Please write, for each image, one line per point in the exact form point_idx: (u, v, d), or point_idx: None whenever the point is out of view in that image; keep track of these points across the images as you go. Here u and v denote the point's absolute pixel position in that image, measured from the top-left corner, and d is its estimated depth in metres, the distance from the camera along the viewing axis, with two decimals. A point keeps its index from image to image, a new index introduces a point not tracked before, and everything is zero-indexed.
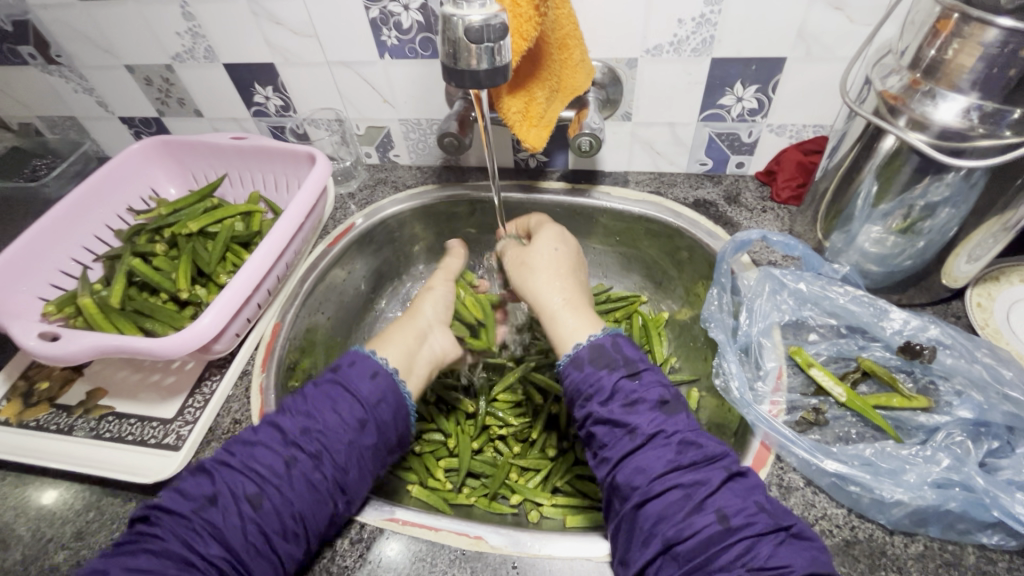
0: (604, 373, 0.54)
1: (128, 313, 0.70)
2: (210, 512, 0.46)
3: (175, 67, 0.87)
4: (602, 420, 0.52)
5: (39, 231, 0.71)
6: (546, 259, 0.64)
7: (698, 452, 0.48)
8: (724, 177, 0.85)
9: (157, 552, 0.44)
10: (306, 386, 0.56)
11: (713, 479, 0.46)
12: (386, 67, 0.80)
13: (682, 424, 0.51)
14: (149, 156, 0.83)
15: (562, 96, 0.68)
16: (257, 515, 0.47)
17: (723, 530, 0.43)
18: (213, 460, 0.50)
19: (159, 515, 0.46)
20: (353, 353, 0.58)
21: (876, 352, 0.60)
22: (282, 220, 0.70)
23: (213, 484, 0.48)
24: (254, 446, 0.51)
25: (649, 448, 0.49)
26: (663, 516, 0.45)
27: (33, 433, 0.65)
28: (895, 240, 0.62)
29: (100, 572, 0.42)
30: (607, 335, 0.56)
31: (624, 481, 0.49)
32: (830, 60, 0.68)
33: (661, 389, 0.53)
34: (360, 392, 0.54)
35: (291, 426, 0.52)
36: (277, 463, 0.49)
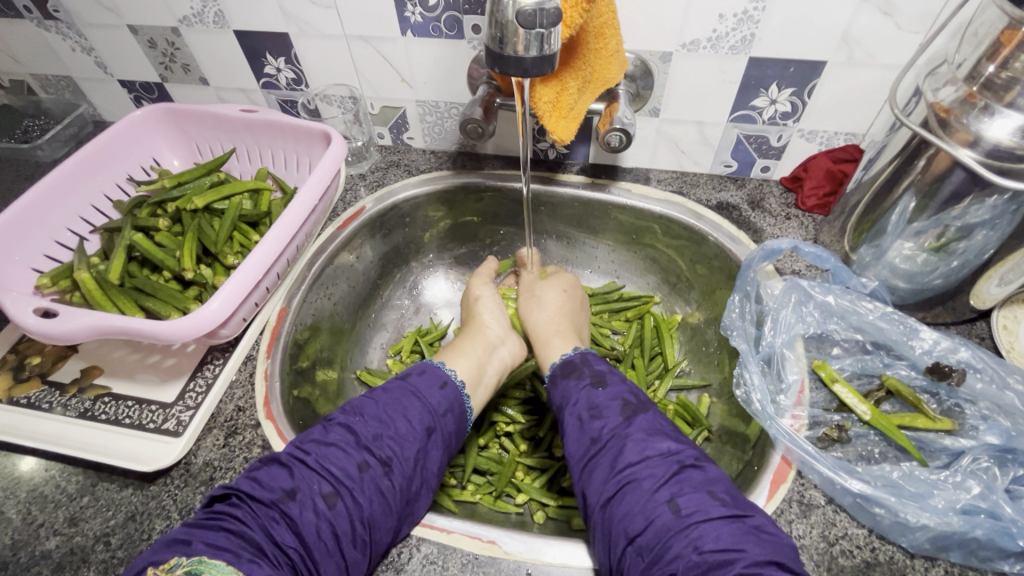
0: (571, 384, 0.56)
1: (128, 290, 0.67)
2: (289, 505, 0.46)
3: (182, 31, 0.82)
4: (570, 429, 0.53)
5: (35, 197, 0.67)
6: (553, 301, 0.72)
7: (653, 446, 0.47)
8: (747, 180, 0.83)
9: (236, 536, 0.43)
10: (375, 392, 0.56)
11: (662, 471, 0.45)
12: (407, 44, 0.76)
13: (638, 425, 0.50)
14: (152, 125, 0.79)
15: (592, 88, 0.65)
16: (330, 513, 0.46)
17: (675, 518, 0.42)
18: (289, 454, 0.49)
19: (238, 499, 0.46)
20: (425, 364, 0.60)
21: (901, 370, 0.59)
22: (294, 202, 0.67)
23: (292, 478, 0.47)
24: (328, 446, 0.50)
25: (607, 449, 0.49)
26: (626, 512, 0.44)
27: (24, 411, 0.62)
28: (927, 257, 0.60)
29: (182, 542, 0.42)
30: (578, 352, 0.60)
31: (591, 486, 0.48)
32: (872, 66, 0.66)
33: (626, 395, 0.53)
34: (430, 401, 0.56)
35: (364, 430, 0.52)
36: (351, 466, 0.49)
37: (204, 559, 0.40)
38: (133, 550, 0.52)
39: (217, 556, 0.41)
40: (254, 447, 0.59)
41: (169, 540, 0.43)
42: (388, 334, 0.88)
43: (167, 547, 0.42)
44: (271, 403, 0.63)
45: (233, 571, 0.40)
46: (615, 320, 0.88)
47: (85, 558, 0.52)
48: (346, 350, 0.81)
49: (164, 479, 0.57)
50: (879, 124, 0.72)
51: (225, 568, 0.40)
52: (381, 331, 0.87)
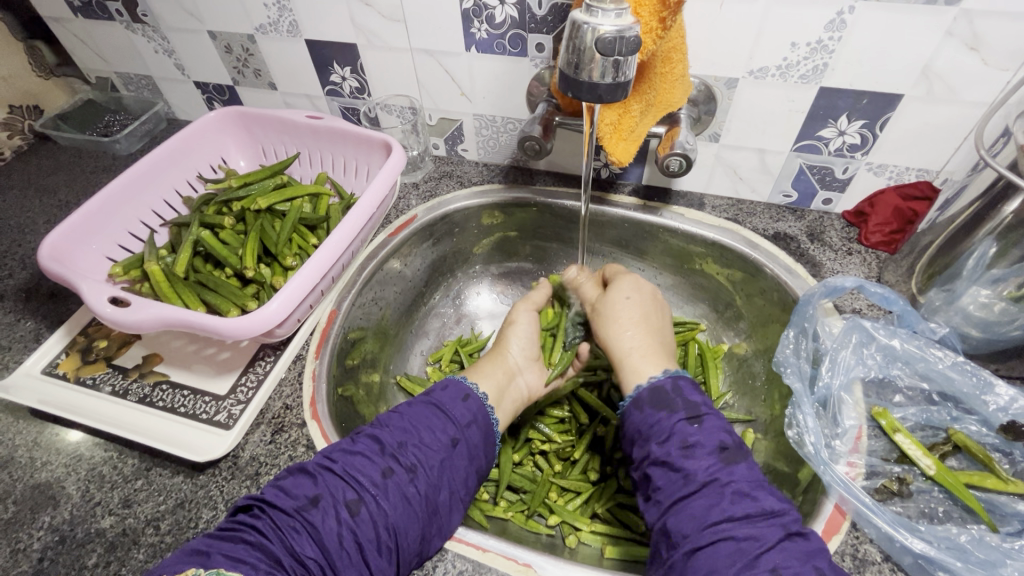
0: (665, 415, 0.52)
1: (192, 284, 0.70)
2: (311, 513, 0.46)
3: (257, 39, 0.86)
4: (658, 462, 0.50)
5: (116, 191, 0.71)
6: (618, 308, 0.63)
7: (752, 505, 0.45)
8: (807, 212, 0.80)
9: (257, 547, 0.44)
10: (404, 404, 0.57)
11: (768, 535, 0.43)
12: (470, 60, 0.78)
13: (741, 474, 0.47)
14: (222, 127, 0.83)
15: (655, 111, 0.64)
16: (353, 521, 0.46)
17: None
18: (315, 463, 0.50)
19: (260, 510, 0.47)
20: (447, 379, 0.61)
21: (970, 426, 0.56)
22: (354, 210, 0.68)
23: (316, 485, 0.48)
24: (353, 454, 0.51)
25: (702, 494, 0.46)
26: (714, 569, 0.42)
27: (88, 391, 0.66)
28: (1005, 307, 0.57)
29: (202, 554, 0.43)
30: (669, 377, 0.54)
31: (675, 528, 0.46)
32: (954, 102, 0.63)
33: (724, 435, 0.50)
34: (453, 413, 0.56)
35: (389, 439, 0.52)
36: (375, 472, 0.49)
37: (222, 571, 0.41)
38: (181, 537, 0.54)
39: (236, 567, 0.42)
40: (300, 446, 0.60)
41: (190, 549, 0.44)
42: (429, 342, 0.88)
43: (190, 556, 0.43)
44: (318, 403, 0.64)
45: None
46: None
47: (135, 540, 0.54)
48: (389, 354, 0.82)
49: (213, 469, 0.59)
50: (957, 161, 0.68)
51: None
52: (424, 338, 0.88)
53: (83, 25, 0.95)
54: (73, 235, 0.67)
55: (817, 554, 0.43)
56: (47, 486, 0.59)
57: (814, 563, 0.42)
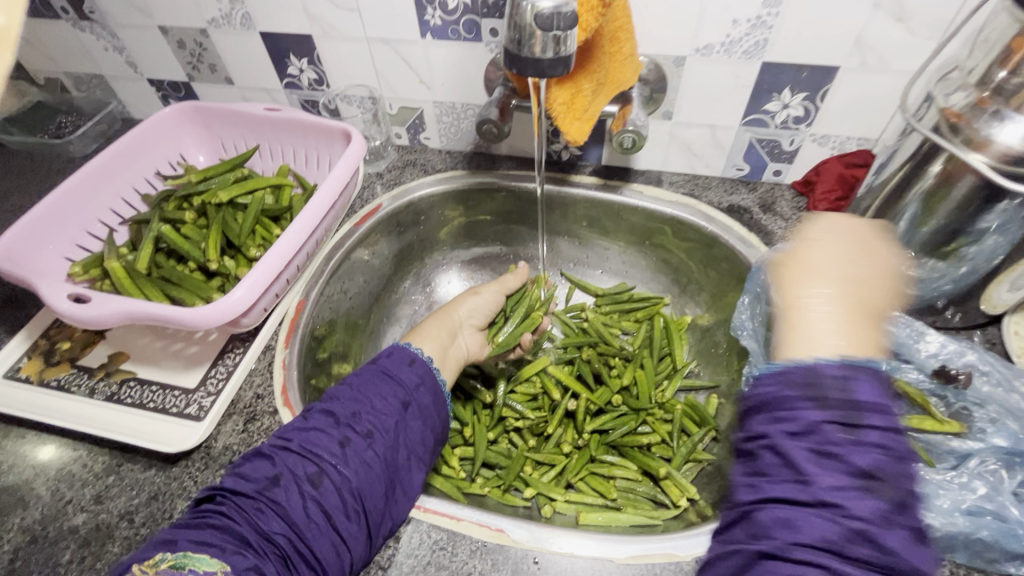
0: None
1: (155, 279, 0.70)
2: (272, 492, 0.47)
3: (209, 32, 0.85)
4: None
5: (70, 190, 0.70)
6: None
7: None
8: (759, 184, 0.84)
9: (222, 532, 0.45)
10: (355, 372, 0.57)
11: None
12: (426, 47, 0.78)
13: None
14: (179, 123, 0.82)
15: (607, 91, 0.65)
16: (317, 493, 0.47)
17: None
18: (271, 444, 0.51)
19: (222, 497, 0.47)
20: (393, 343, 0.61)
21: (910, 374, 0.59)
22: (316, 197, 0.69)
23: (274, 466, 0.49)
24: (308, 430, 0.51)
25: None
26: None
27: (54, 392, 0.65)
28: (936, 262, 0.62)
29: (169, 543, 0.44)
30: None
31: None
32: (884, 72, 0.67)
33: None
34: (401, 377, 0.57)
35: (341, 410, 0.53)
36: (332, 444, 0.50)
37: (188, 555, 0.42)
38: (156, 528, 0.55)
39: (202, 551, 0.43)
40: (272, 433, 0.61)
41: (158, 540, 0.45)
42: (401, 329, 0.90)
43: (154, 547, 0.44)
44: (289, 391, 0.65)
45: (216, 564, 0.42)
46: (625, 320, 0.89)
47: (110, 534, 0.54)
48: (360, 344, 0.83)
49: (185, 461, 0.59)
50: (892, 129, 0.72)
51: (208, 562, 0.42)
52: (395, 326, 0.89)
53: (28, 25, 0.92)
54: (27, 235, 0.66)
55: None
56: (16, 487, 0.58)
57: None
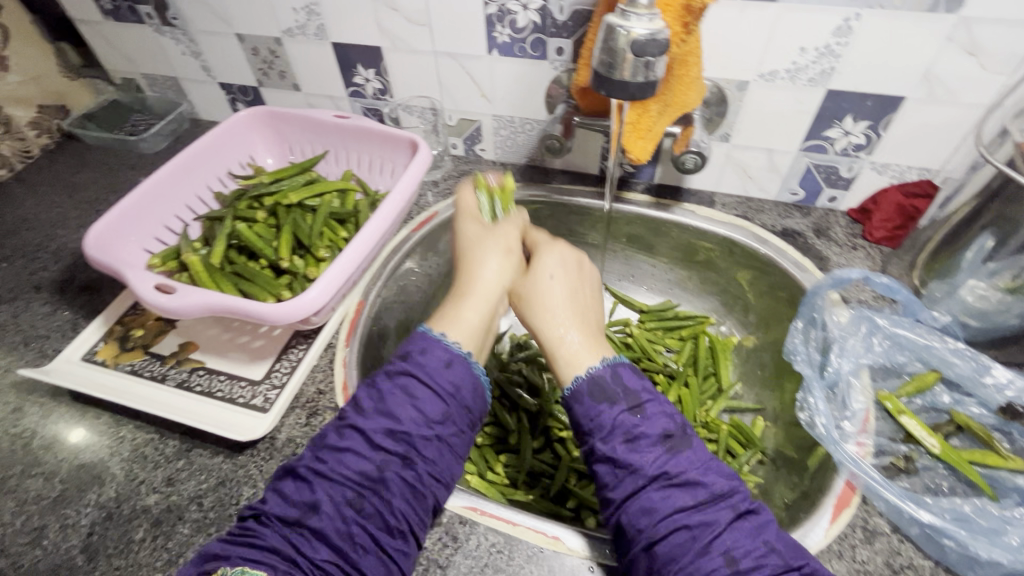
0: (606, 407, 0.50)
1: (229, 274, 0.73)
2: (313, 519, 0.47)
3: (284, 41, 0.90)
4: (603, 458, 0.49)
5: (152, 186, 0.74)
6: (540, 288, 0.60)
7: (704, 491, 0.46)
8: (813, 209, 0.84)
9: (270, 562, 0.44)
10: (388, 380, 0.53)
11: (719, 520, 0.45)
12: (492, 62, 0.81)
13: (689, 458, 0.48)
14: (252, 126, 0.86)
15: (671, 112, 0.67)
16: (361, 519, 0.47)
17: (733, 574, 0.42)
18: (306, 469, 0.50)
19: (267, 518, 0.48)
20: (426, 339, 0.56)
21: (971, 408, 0.59)
22: (386, 203, 0.72)
23: (313, 492, 0.48)
24: (343, 451, 0.50)
25: (648, 488, 0.46)
26: (672, 557, 0.44)
27: (128, 376, 0.68)
28: (1001, 297, 0.61)
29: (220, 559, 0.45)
30: (608, 366, 0.53)
31: (629, 522, 0.46)
32: (952, 104, 0.67)
33: (667, 423, 0.50)
34: (438, 383, 0.53)
35: (374, 428, 0.51)
36: (371, 468, 0.49)
37: (245, 570, 0.43)
38: (224, 512, 0.57)
39: (257, 565, 0.44)
40: None
41: (207, 554, 0.46)
42: None
43: (205, 562, 0.45)
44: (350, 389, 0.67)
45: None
46: (669, 337, 0.89)
47: (181, 516, 0.57)
48: None
49: (251, 450, 0.62)
50: (955, 160, 0.72)
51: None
52: None
53: (113, 28, 0.98)
54: (115, 227, 0.70)
55: None
56: (92, 466, 0.62)
57: None
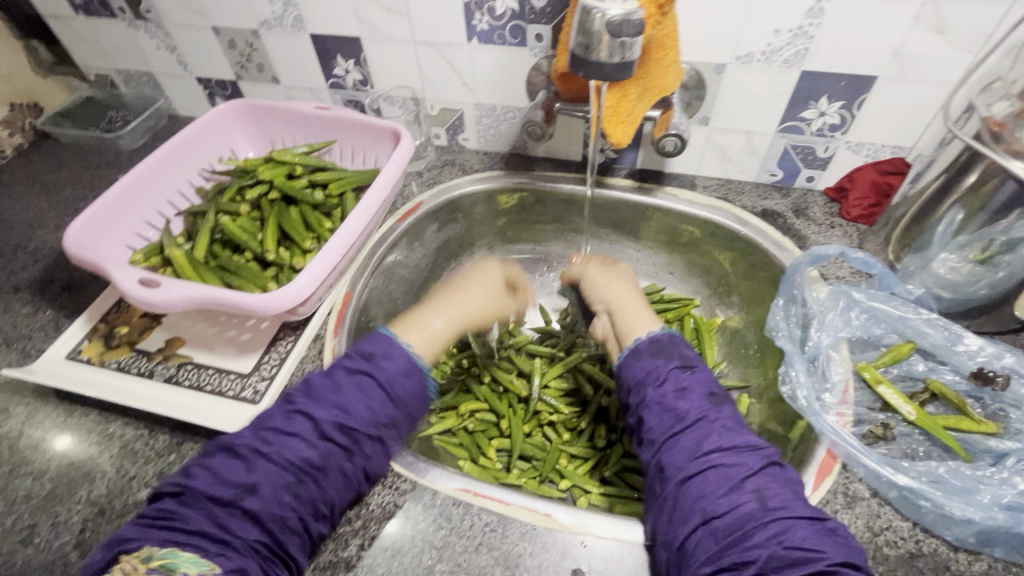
0: (662, 361, 0.56)
1: (214, 267, 0.73)
2: (248, 500, 0.48)
3: (261, 33, 0.89)
4: (652, 405, 0.53)
5: (132, 181, 0.74)
6: (625, 275, 0.73)
7: (739, 438, 0.50)
8: (792, 189, 0.85)
9: (205, 530, 0.47)
10: (334, 372, 0.56)
11: (752, 463, 0.48)
12: (472, 50, 0.81)
13: (726, 413, 0.52)
14: (231, 119, 0.85)
15: (650, 95, 0.68)
16: (295, 500, 0.49)
17: (760, 510, 0.45)
18: (246, 448, 0.51)
19: (190, 500, 0.48)
20: (391, 344, 0.58)
21: (945, 375, 0.61)
22: (369, 194, 0.72)
23: (250, 473, 0.49)
24: (289, 436, 0.51)
25: (692, 430, 0.51)
26: (705, 492, 0.47)
27: (115, 373, 0.68)
28: (972, 269, 0.63)
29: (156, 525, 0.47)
30: (665, 332, 0.60)
31: (668, 462, 0.50)
32: (923, 82, 0.69)
33: (711, 384, 0.55)
34: (393, 389, 0.55)
35: (322, 416, 0.52)
36: (310, 455, 0.51)
37: (175, 551, 0.45)
38: None
39: (185, 546, 0.45)
40: None
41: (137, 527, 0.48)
42: None
43: (120, 544, 0.47)
44: None
45: (205, 565, 0.45)
46: None
47: None
48: None
49: None
50: (926, 138, 0.74)
51: (196, 563, 0.45)
52: None
53: (85, 23, 0.96)
54: (95, 223, 0.69)
55: (798, 480, 0.48)
56: (82, 463, 0.61)
57: (795, 486, 0.47)
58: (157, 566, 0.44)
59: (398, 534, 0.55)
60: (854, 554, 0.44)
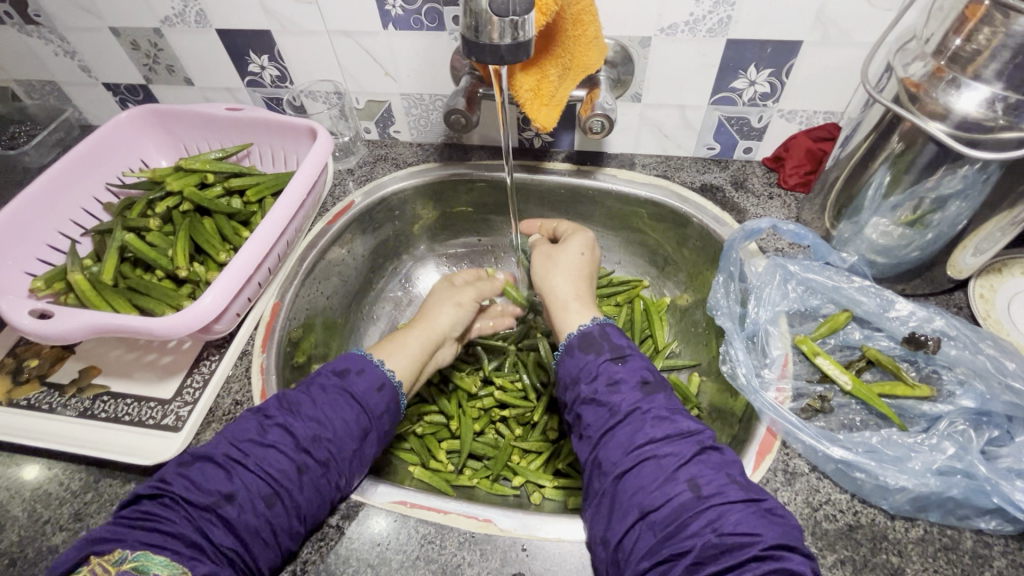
0: (592, 357, 0.55)
1: (122, 290, 0.69)
2: (227, 508, 0.46)
3: (164, 32, 0.83)
4: (588, 401, 0.53)
5: (23, 203, 0.68)
6: (570, 261, 0.67)
7: (672, 425, 0.49)
8: (731, 162, 0.84)
9: (170, 530, 0.44)
10: (311, 389, 0.55)
11: (684, 451, 0.47)
12: (389, 38, 0.77)
13: (659, 403, 0.51)
14: (136, 127, 0.79)
15: (574, 75, 0.65)
16: (270, 513, 0.48)
17: (695, 498, 0.44)
18: (223, 453, 0.50)
19: (170, 500, 0.46)
20: (363, 360, 0.58)
21: (881, 342, 0.61)
22: (284, 196, 0.68)
23: (230, 482, 0.48)
24: (266, 448, 0.50)
25: (626, 423, 0.50)
26: (641, 486, 0.46)
27: (25, 412, 0.63)
28: (903, 232, 0.63)
29: (116, 539, 0.44)
30: (597, 324, 0.58)
31: (606, 458, 0.49)
32: (847, 44, 0.67)
33: (645, 372, 0.54)
34: (368, 403, 0.56)
35: (302, 431, 0.51)
36: (289, 468, 0.49)
37: (148, 554, 0.43)
38: None
39: (160, 550, 0.43)
40: None
41: (95, 536, 0.45)
42: (382, 327, 0.89)
43: (93, 544, 0.44)
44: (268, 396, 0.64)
45: (178, 568, 0.42)
46: (605, 304, 0.88)
47: None
48: (340, 343, 0.82)
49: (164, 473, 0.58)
50: (856, 102, 0.73)
51: (168, 565, 0.42)
52: (375, 323, 0.89)
53: None
54: None
55: (732, 464, 0.47)
56: None
57: (728, 471, 0.46)
58: (130, 568, 0.42)
59: (331, 555, 0.52)
60: (790, 535, 0.42)
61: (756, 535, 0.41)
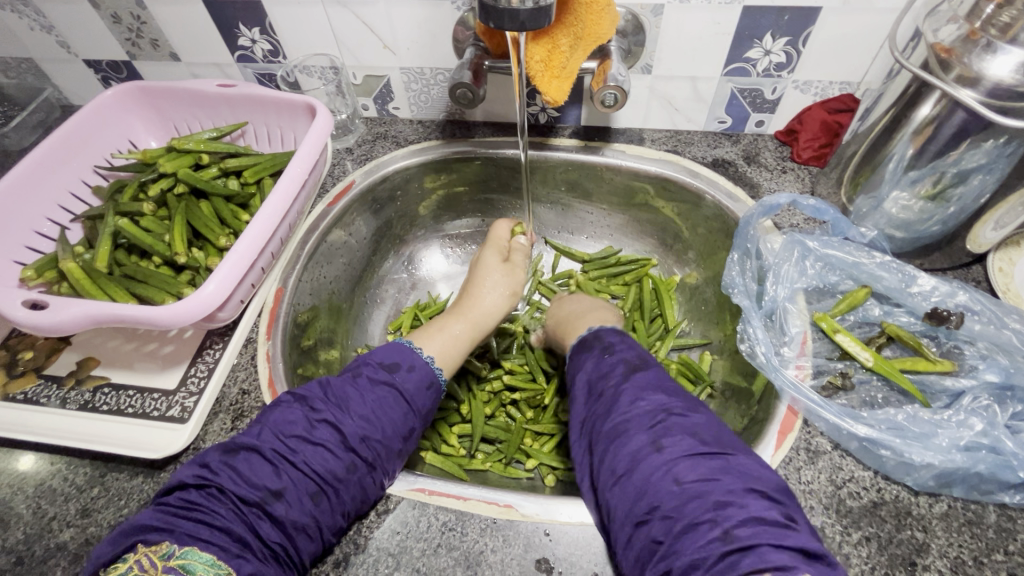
0: (593, 350, 0.55)
1: (117, 278, 0.66)
2: (275, 505, 0.45)
3: (147, 4, 0.78)
4: (588, 383, 0.53)
5: (8, 187, 0.64)
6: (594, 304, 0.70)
7: (651, 394, 0.48)
8: (742, 136, 0.82)
9: (217, 525, 0.43)
10: (358, 382, 0.53)
11: (653, 415, 0.45)
12: (388, 8, 0.73)
13: (650, 378, 0.50)
14: (123, 104, 0.75)
15: (585, 45, 0.62)
16: (317, 510, 0.46)
17: (656, 455, 0.42)
18: (271, 446, 0.48)
19: (217, 491, 0.45)
20: (412, 355, 0.57)
21: (900, 317, 0.61)
22: (285, 177, 0.65)
23: (278, 477, 0.46)
24: (316, 445, 0.48)
25: (608, 396, 0.49)
26: (613, 448, 0.45)
27: (22, 407, 0.61)
28: (923, 205, 0.61)
29: (161, 529, 0.42)
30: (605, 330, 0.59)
31: (592, 433, 0.49)
32: (868, 10, 0.65)
33: (642, 353, 0.53)
34: (415, 402, 0.54)
35: (352, 430, 0.50)
36: (340, 467, 0.48)
37: (194, 550, 0.41)
38: None
39: (207, 545, 0.42)
40: None
41: (137, 524, 0.43)
42: (386, 310, 0.87)
43: (138, 533, 0.42)
44: (275, 383, 0.62)
45: (224, 568, 0.41)
46: (613, 284, 0.88)
47: None
48: (345, 328, 0.80)
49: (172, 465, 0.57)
50: (875, 70, 0.71)
51: (214, 564, 0.41)
52: (380, 307, 0.87)
53: None
54: None
55: None
56: None
57: None
58: (176, 565, 0.40)
59: (350, 545, 0.51)
60: (769, 488, 0.40)
61: (719, 485, 0.40)
